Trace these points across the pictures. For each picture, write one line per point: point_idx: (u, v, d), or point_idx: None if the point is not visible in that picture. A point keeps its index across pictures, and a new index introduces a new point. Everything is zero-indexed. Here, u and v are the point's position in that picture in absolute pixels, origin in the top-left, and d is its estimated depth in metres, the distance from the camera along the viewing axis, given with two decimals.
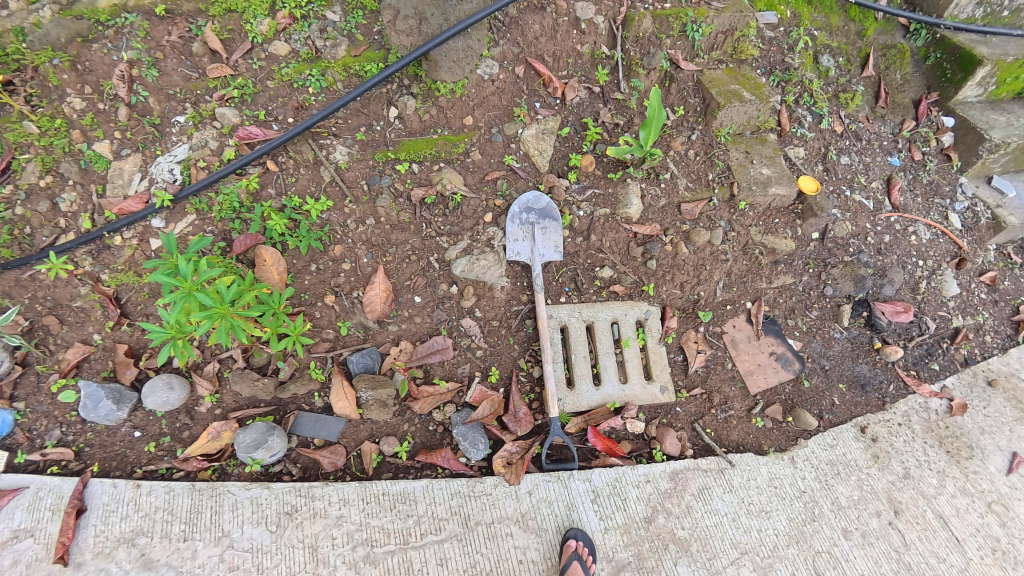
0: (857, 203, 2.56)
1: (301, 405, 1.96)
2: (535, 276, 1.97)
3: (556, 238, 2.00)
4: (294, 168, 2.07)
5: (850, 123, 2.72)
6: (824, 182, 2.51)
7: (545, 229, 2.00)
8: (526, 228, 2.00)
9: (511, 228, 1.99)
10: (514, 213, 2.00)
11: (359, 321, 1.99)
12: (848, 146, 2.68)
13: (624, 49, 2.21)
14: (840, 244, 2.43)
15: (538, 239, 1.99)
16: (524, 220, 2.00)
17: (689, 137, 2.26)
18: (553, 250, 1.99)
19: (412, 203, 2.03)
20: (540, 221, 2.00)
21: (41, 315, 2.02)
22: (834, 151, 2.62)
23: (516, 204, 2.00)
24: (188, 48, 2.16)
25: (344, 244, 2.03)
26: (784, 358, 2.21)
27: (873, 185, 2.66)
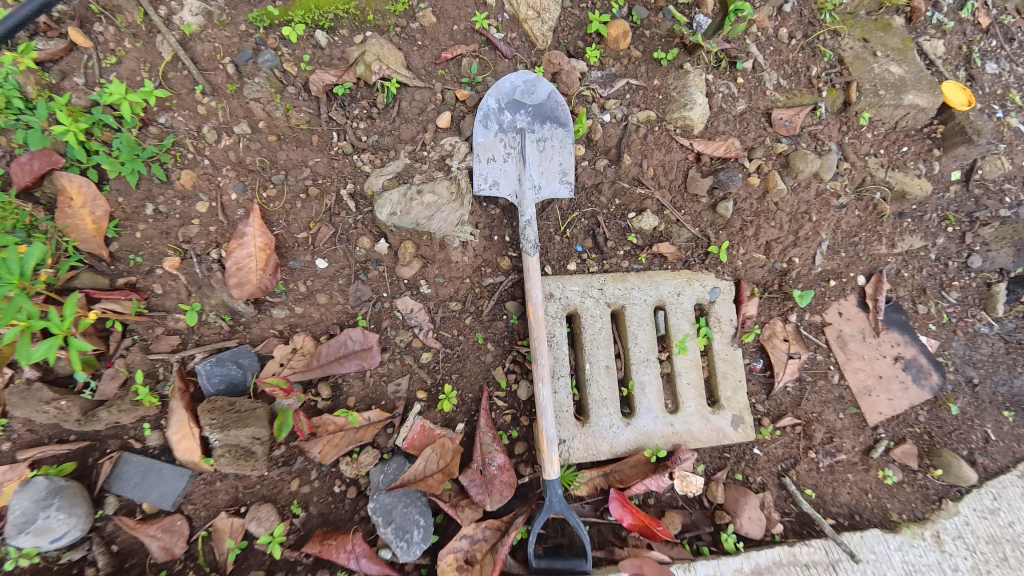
0: (1014, 131, 1.67)
1: (128, 442, 1.17)
2: (523, 222, 1.08)
3: (564, 159, 1.14)
4: (114, 38, 1.18)
5: (999, 16, 1.76)
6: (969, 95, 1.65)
7: (543, 142, 1.14)
8: (511, 139, 1.13)
9: (481, 138, 1.12)
10: (488, 109, 1.12)
11: (222, 301, 1.14)
12: (994, 47, 1.74)
13: None
14: (994, 190, 1.57)
15: (531, 158, 1.13)
16: (506, 124, 1.13)
17: (779, 8, 1.39)
18: (558, 181, 1.14)
19: (312, 96, 1.16)
20: (534, 126, 1.13)
21: None
22: (979, 53, 1.72)
23: (490, 91, 1.11)
24: None
25: (198, 169, 1.18)
26: (914, 367, 1.39)
27: None
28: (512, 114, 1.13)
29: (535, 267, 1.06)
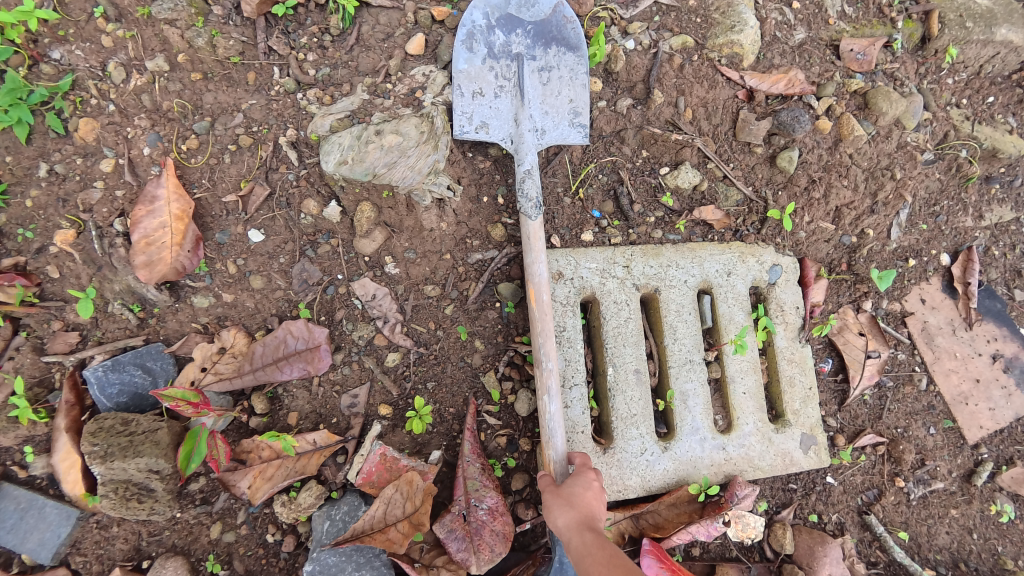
0: None
1: (10, 467, 0.88)
2: (522, 172, 0.82)
3: (575, 94, 0.86)
4: None
5: None
6: None
7: (547, 72, 0.86)
8: (501, 68, 0.84)
9: (464, 65, 0.84)
10: (472, 24, 0.83)
11: (127, 287, 0.87)
12: None
13: None
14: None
15: (530, 93, 0.85)
16: (497, 46, 0.85)
17: None
18: (567, 122, 0.86)
19: (246, 20, 0.89)
20: (534, 51, 0.85)
21: None
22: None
23: (476, 1, 0.83)
24: None
25: (101, 117, 0.91)
26: (1021, 368, 1.09)
27: None
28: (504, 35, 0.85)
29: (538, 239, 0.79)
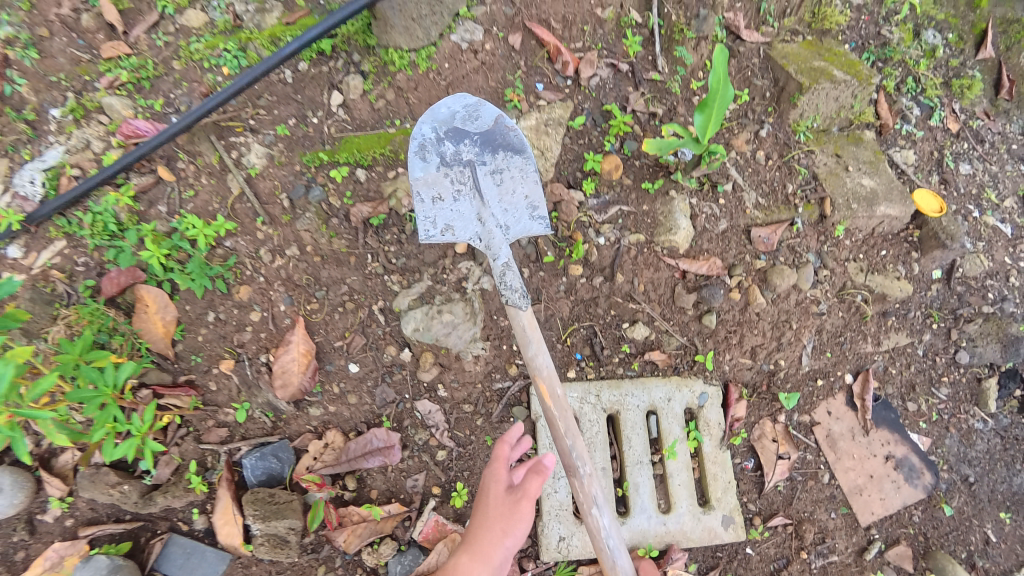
0: (991, 228, 1.87)
1: (176, 524, 1.37)
2: (500, 260, 1.21)
3: (518, 186, 1.28)
4: (194, 176, 1.45)
5: (969, 119, 2.05)
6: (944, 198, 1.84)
7: (495, 171, 1.28)
8: (464, 171, 1.27)
9: (427, 170, 1.26)
10: (425, 139, 1.25)
11: (265, 402, 1.38)
12: (967, 150, 2.00)
13: (662, 13, 1.56)
14: (974, 286, 1.71)
15: (487, 186, 1.28)
16: (449, 154, 1.27)
17: (756, 133, 1.59)
18: (518, 210, 1.27)
19: (351, 224, 1.37)
20: (486, 154, 1.29)
21: None
22: (950, 156, 1.94)
23: (425, 122, 1.25)
24: (77, 23, 1.62)
25: (254, 284, 1.39)
26: (907, 466, 1.46)
27: (1006, 204, 1.96)
28: (458, 142, 1.27)
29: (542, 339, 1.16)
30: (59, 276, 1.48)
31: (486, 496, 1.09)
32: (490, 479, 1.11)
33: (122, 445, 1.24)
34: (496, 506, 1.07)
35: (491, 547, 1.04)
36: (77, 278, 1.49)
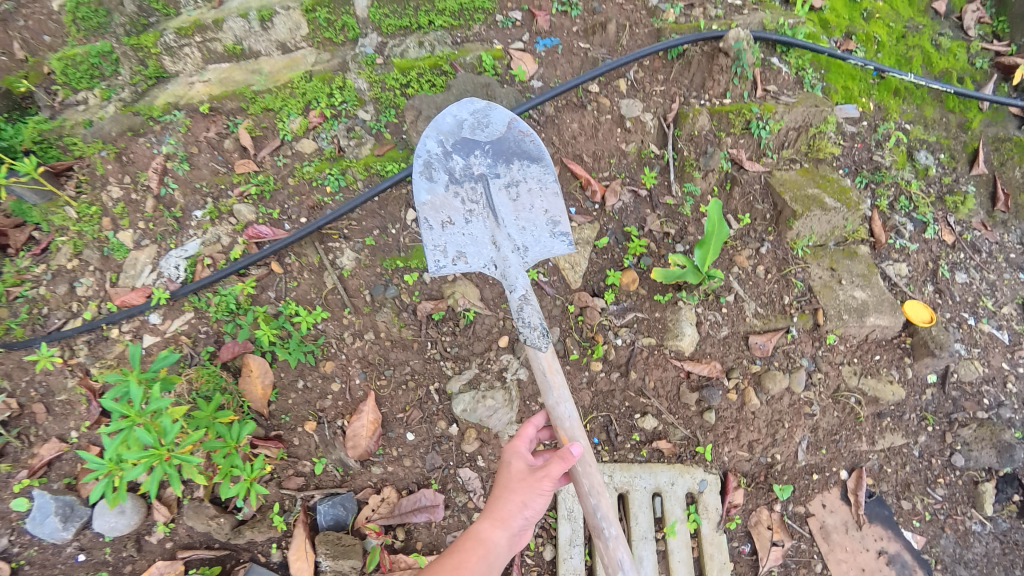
0: (986, 335, 2.03)
1: (256, 555, 1.69)
2: (515, 292, 1.52)
3: (524, 199, 1.63)
4: (298, 271, 1.87)
5: (965, 231, 2.24)
6: (939, 306, 2.03)
7: (501, 185, 1.62)
8: (478, 179, 1.62)
9: (442, 187, 1.60)
10: (430, 154, 1.57)
11: (337, 458, 1.71)
12: (964, 259, 2.19)
13: (676, 148, 1.88)
14: (969, 391, 1.85)
15: (498, 196, 1.62)
16: (457, 168, 1.60)
17: (757, 250, 1.84)
18: (528, 222, 1.61)
19: (417, 317, 1.77)
20: (497, 161, 1.63)
21: (30, 401, 2.04)
22: (946, 266, 2.13)
23: (430, 138, 1.57)
24: (221, 143, 2.18)
25: (337, 360, 1.77)
26: (899, 560, 1.65)
27: (1003, 311, 2.12)
28: (467, 151, 1.61)
29: (563, 383, 1.40)
30: (187, 341, 1.86)
31: (510, 470, 1.26)
32: (516, 454, 1.29)
33: (236, 485, 1.57)
34: (520, 478, 1.23)
35: (510, 513, 1.20)
36: (200, 342, 1.86)
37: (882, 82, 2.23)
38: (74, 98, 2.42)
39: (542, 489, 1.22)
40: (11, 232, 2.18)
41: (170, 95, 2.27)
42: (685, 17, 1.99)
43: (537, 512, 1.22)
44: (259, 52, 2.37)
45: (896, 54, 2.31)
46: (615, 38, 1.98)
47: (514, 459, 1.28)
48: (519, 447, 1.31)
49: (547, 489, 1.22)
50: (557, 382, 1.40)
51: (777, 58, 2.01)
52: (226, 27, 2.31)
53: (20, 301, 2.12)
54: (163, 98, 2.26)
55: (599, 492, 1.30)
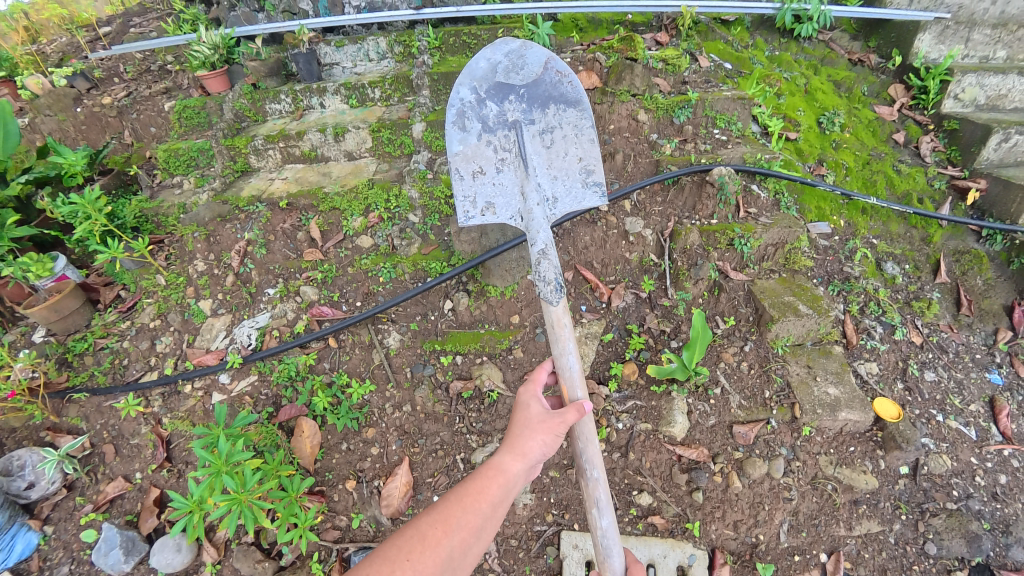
0: (955, 431, 2.20)
1: None
2: (537, 245, 1.79)
3: (557, 142, 1.97)
4: (350, 346, 2.24)
5: (932, 333, 2.47)
6: (908, 403, 2.23)
7: (535, 129, 1.95)
8: (511, 126, 1.94)
9: (478, 137, 1.94)
10: (467, 104, 1.91)
11: (371, 514, 1.96)
12: (932, 359, 2.39)
13: (671, 258, 2.25)
14: (939, 483, 2.06)
15: (529, 141, 1.94)
16: (493, 115, 1.93)
17: (741, 348, 2.15)
18: (558, 167, 1.97)
19: (449, 394, 2.11)
20: (529, 106, 1.94)
21: (103, 442, 2.31)
22: (916, 364, 2.36)
23: (466, 86, 1.90)
24: (294, 234, 2.60)
25: (378, 427, 2.09)
26: None
27: (970, 408, 2.28)
28: (503, 97, 1.93)
29: (568, 337, 1.66)
30: (249, 400, 2.22)
31: (529, 412, 1.41)
32: (534, 398, 1.45)
33: (291, 531, 1.80)
34: (541, 419, 1.38)
35: (529, 446, 1.33)
36: (259, 402, 2.20)
37: (851, 202, 2.56)
38: (174, 184, 2.97)
39: (557, 431, 1.39)
40: (102, 290, 2.66)
41: (254, 189, 2.79)
42: (679, 150, 2.43)
43: (549, 451, 1.37)
44: (329, 157, 2.93)
45: (862, 177, 2.65)
46: (623, 166, 2.41)
47: (532, 403, 1.44)
48: (536, 392, 1.47)
49: (561, 433, 1.39)
50: (564, 336, 1.66)
51: (756, 185, 2.40)
52: (306, 138, 2.87)
53: (104, 351, 2.50)
54: (248, 191, 2.78)
55: (591, 441, 1.55)
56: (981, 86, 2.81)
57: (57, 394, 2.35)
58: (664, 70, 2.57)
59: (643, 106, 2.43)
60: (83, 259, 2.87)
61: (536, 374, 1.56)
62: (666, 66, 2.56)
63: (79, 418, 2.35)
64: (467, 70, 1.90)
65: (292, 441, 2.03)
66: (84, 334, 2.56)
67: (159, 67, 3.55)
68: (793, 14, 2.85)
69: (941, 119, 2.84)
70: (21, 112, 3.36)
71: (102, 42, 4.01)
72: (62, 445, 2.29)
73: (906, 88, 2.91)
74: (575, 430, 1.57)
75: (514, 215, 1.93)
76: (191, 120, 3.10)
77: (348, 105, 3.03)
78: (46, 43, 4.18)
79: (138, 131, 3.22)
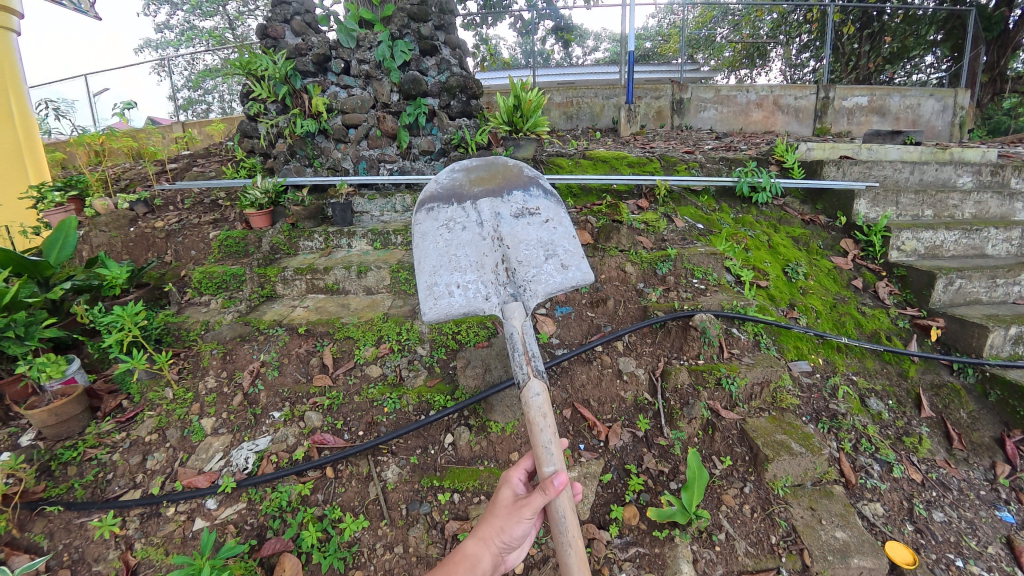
0: None
1: None
2: (527, 338, 1.72)
3: (530, 232, 1.99)
4: (347, 477, 2.24)
5: (930, 469, 2.42)
6: (923, 547, 2.10)
7: (512, 221, 2.00)
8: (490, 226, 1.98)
9: (476, 259, 1.92)
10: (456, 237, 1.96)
11: None
12: (938, 497, 2.30)
13: (664, 396, 2.41)
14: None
15: (509, 232, 1.97)
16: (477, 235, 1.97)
17: (741, 489, 2.17)
18: (538, 251, 1.96)
19: (444, 535, 2.07)
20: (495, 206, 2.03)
21: (60, 566, 2.04)
22: (921, 504, 2.26)
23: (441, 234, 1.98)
24: (307, 358, 2.73)
25: (365, 570, 1.99)
26: None
27: (989, 551, 2.13)
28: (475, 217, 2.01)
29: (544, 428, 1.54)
30: (231, 529, 2.10)
31: (499, 498, 1.47)
32: (508, 483, 1.50)
33: None
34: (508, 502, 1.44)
35: (493, 534, 1.40)
36: (242, 533, 2.09)
37: (825, 342, 2.81)
38: (203, 304, 3.21)
39: (526, 514, 1.40)
40: (106, 397, 2.65)
41: (276, 314, 3.02)
42: (664, 297, 2.77)
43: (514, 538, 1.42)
44: (349, 290, 3.24)
45: (832, 319, 2.94)
46: (614, 310, 2.73)
47: (504, 488, 1.48)
48: (509, 477, 1.52)
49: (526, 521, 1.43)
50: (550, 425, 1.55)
51: (735, 328, 2.67)
52: (331, 272, 3.22)
53: (91, 462, 2.37)
54: (271, 315, 3.01)
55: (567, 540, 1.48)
56: (917, 240, 3.28)
57: (29, 504, 2.15)
58: (646, 229, 3.13)
59: (629, 259, 2.92)
60: (94, 363, 2.91)
61: (517, 462, 1.61)
62: (647, 227, 3.13)
63: (41, 534, 2.11)
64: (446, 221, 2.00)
65: None
66: (74, 442, 2.45)
67: (211, 201, 4.07)
68: (749, 185, 3.51)
69: (891, 267, 3.25)
70: (79, 227, 3.75)
71: (166, 176, 4.65)
72: (14, 566, 2.01)
73: (855, 242, 3.40)
74: (556, 526, 1.48)
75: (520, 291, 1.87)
76: (230, 249, 3.47)
77: (372, 247, 3.49)
78: (114, 173, 4.80)
79: (179, 253, 3.62)
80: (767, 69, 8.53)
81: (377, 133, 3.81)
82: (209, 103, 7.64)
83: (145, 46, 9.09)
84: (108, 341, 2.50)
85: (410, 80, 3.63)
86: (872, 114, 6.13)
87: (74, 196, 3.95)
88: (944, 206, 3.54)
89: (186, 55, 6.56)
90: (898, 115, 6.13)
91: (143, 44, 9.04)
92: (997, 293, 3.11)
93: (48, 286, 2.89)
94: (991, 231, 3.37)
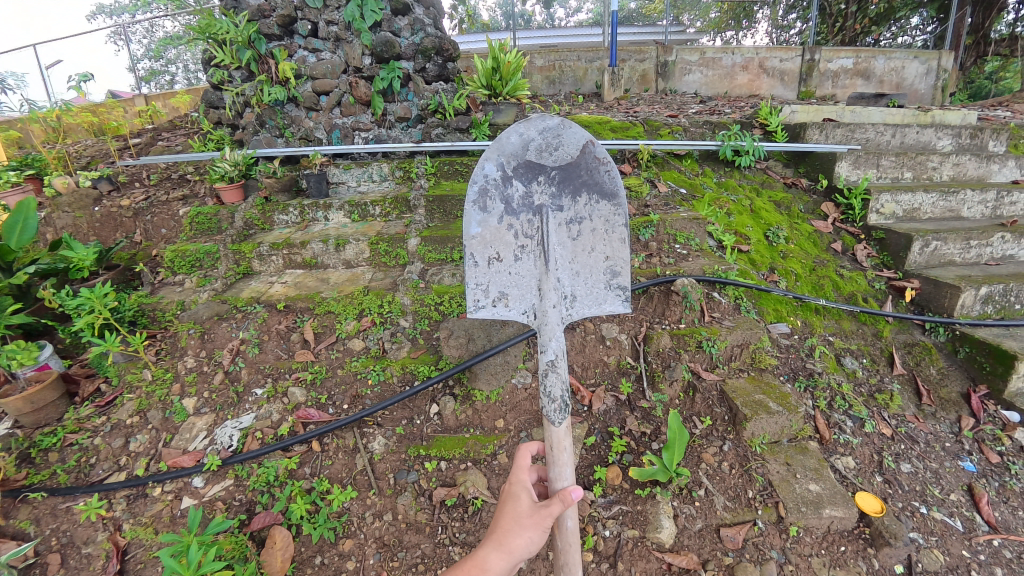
0: (941, 523, 2.13)
1: None
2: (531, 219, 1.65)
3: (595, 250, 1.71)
4: (334, 450, 2.24)
5: (899, 424, 2.52)
6: (891, 496, 2.19)
7: (575, 230, 1.68)
8: (534, 212, 1.65)
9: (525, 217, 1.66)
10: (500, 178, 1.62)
11: None
12: (906, 450, 2.40)
13: (646, 360, 2.46)
14: None
15: (555, 231, 1.66)
16: (529, 195, 1.64)
17: (720, 447, 2.23)
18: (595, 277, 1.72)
19: (432, 502, 2.10)
20: (560, 190, 1.65)
21: (48, 550, 2.02)
22: (890, 456, 2.35)
23: (494, 163, 1.61)
24: (288, 334, 2.68)
25: (356, 538, 2.02)
26: None
27: (951, 497, 2.24)
28: (532, 177, 1.64)
29: (568, 460, 1.51)
30: (220, 506, 2.10)
31: (518, 504, 1.40)
32: (524, 488, 1.43)
33: None
34: (529, 514, 1.38)
35: (512, 543, 1.35)
36: (230, 509, 2.10)
37: (804, 304, 2.85)
38: (178, 283, 3.11)
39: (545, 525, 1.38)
40: (83, 381, 2.58)
41: (254, 291, 2.94)
42: (646, 263, 2.77)
43: (537, 546, 1.39)
44: (329, 265, 3.17)
45: (811, 282, 2.98)
46: None
47: (522, 494, 1.42)
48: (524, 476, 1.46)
49: (545, 529, 1.38)
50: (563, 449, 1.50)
51: (716, 292, 2.70)
52: (309, 247, 3.15)
53: (72, 448, 2.33)
54: (248, 292, 2.93)
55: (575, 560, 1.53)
56: (896, 202, 3.32)
57: (11, 492, 2.12)
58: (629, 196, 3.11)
59: None
60: (68, 348, 2.83)
61: (521, 456, 1.51)
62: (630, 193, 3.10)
63: (27, 521, 2.09)
64: (497, 142, 1.60)
65: (262, 555, 1.94)
66: (54, 428, 2.40)
67: (180, 176, 3.89)
68: (732, 149, 3.48)
69: (869, 229, 3.29)
70: (40, 208, 3.56)
71: (130, 152, 4.42)
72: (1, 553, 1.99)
73: (835, 205, 3.42)
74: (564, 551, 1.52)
75: (564, 416, 1.51)
76: (203, 226, 3.34)
77: (350, 219, 3.40)
78: (75, 150, 4.53)
79: (150, 232, 3.48)
80: (753, 32, 8.33)
81: (350, 100, 3.65)
82: (173, 74, 7.21)
83: (98, 12, 8.46)
84: (78, 325, 2.41)
85: (383, 42, 3.46)
86: (857, 77, 6.07)
87: (31, 175, 3.74)
88: (923, 168, 3.57)
89: (144, 22, 6.14)
90: (882, 78, 6.09)
91: (96, 10, 8.41)
92: (971, 255, 3.18)
93: (10, 270, 2.75)
94: (968, 193, 3.41)
